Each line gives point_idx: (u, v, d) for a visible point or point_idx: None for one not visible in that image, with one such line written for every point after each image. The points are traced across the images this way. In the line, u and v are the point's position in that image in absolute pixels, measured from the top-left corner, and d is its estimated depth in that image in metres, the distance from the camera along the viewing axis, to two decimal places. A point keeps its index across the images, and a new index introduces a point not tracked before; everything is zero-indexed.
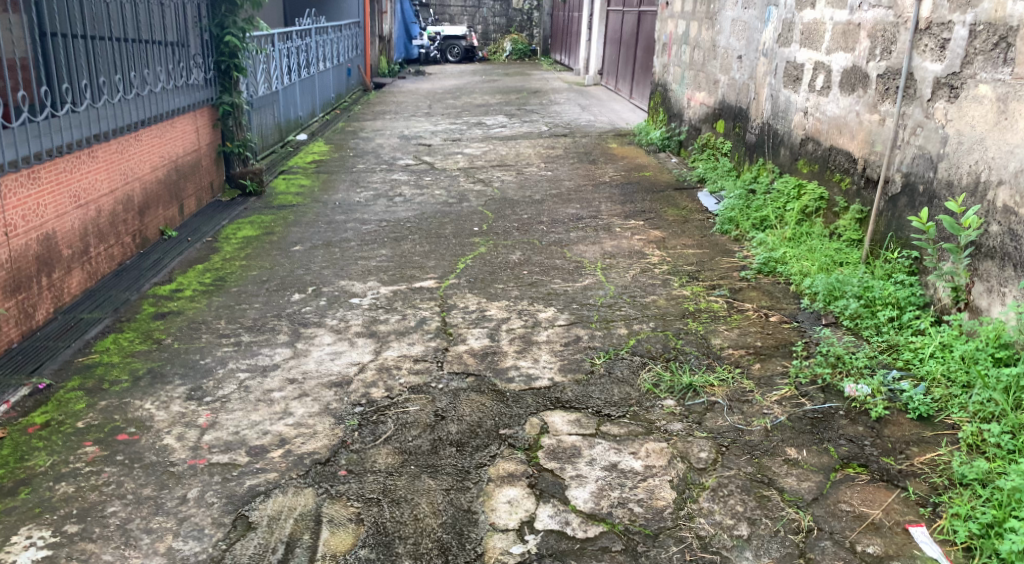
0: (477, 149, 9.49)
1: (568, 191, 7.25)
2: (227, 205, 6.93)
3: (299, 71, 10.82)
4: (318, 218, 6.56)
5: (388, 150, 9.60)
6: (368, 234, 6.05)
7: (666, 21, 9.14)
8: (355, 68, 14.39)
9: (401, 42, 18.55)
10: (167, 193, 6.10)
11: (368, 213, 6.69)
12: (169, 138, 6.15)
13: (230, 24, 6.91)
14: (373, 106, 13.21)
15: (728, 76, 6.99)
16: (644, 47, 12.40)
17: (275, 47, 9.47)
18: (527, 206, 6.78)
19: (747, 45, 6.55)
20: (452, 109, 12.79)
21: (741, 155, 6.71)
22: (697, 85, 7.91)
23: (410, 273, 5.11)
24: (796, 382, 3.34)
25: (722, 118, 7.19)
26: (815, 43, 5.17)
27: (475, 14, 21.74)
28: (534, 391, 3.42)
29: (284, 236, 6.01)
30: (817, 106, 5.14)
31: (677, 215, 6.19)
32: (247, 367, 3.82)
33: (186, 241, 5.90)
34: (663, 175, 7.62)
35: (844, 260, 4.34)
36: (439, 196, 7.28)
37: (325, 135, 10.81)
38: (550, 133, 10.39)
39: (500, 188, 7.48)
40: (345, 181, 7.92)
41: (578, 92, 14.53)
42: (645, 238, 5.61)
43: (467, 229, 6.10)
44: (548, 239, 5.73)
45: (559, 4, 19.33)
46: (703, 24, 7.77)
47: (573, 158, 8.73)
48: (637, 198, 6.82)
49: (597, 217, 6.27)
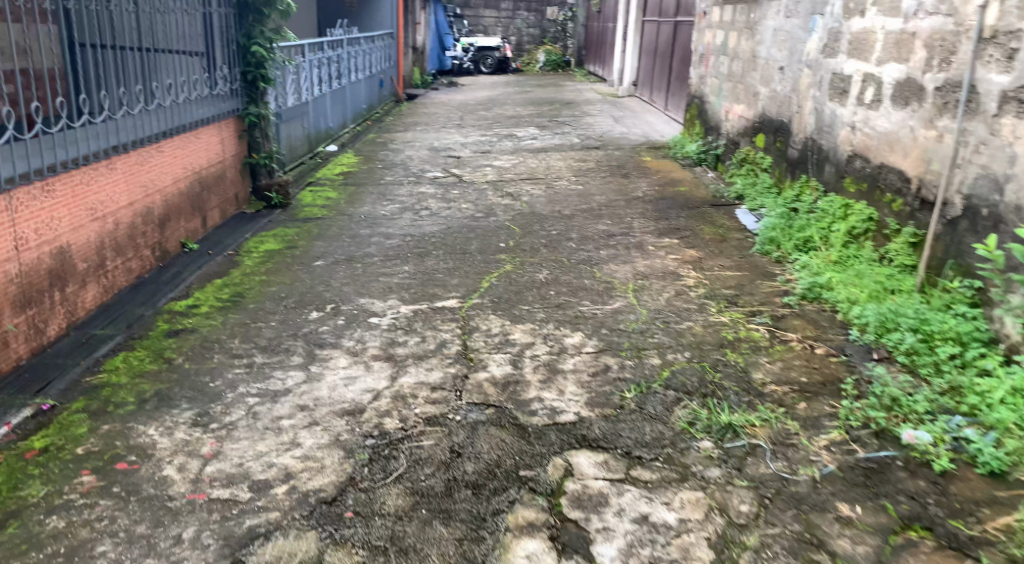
0: (506, 162, 9.29)
1: (599, 206, 7.01)
2: (252, 218, 6.79)
3: (329, 81, 10.72)
4: (342, 231, 6.38)
5: (416, 162, 9.45)
6: (391, 249, 5.86)
7: (703, 31, 8.88)
8: (387, 78, 14.29)
9: (435, 53, 18.45)
10: (189, 205, 5.96)
11: (393, 227, 6.50)
12: (192, 149, 6.01)
13: (258, 33, 6.77)
14: (404, 117, 13.10)
15: (769, 88, 6.70)
16: (680, 58, 12.14)
17: (305, 57, 9.37)
18: (557, 221, 6.55)
19: (790, 57, 6.26)
20: (483, 120, 12.63)
21: (782, 172, 6.42)
22: (736, 98, 7.63)
23: (432, 291, 4.90)
24: (846, 425, 3.09)
25: (761, 132, 6.91)
26: (865, 54, 4.89)
27: (509, 24, 21.87)
28: (559, 427, 3.19)
29: (306, 250, 5.84)
30: (866, 121, 4.84)
31: (714, 234, 5.90)
32: (257, 390, 3.60)
33: (207, 254, 5.74)
34: (699, 192, 7.33)
35: (897, 287, 4.07)
36: (466, 209, 7.08)
37: (354, 146, 10.69)
38: (582, 145, 10.15)
39: (529, 203, 7.24)
40: (372, 193, 7.76)
41: (611, 104, 14.29)
42: (681, 258, 5.33)
43: (494, 245, 5.89)
44: (577, 258, 5.49)
45: (594, 15, 19.16)
46: (743, 34, 7.49)
47: (605, 172, 8.48)
48: (672, 215, 6.53)
49: (631, 235, 6.00)
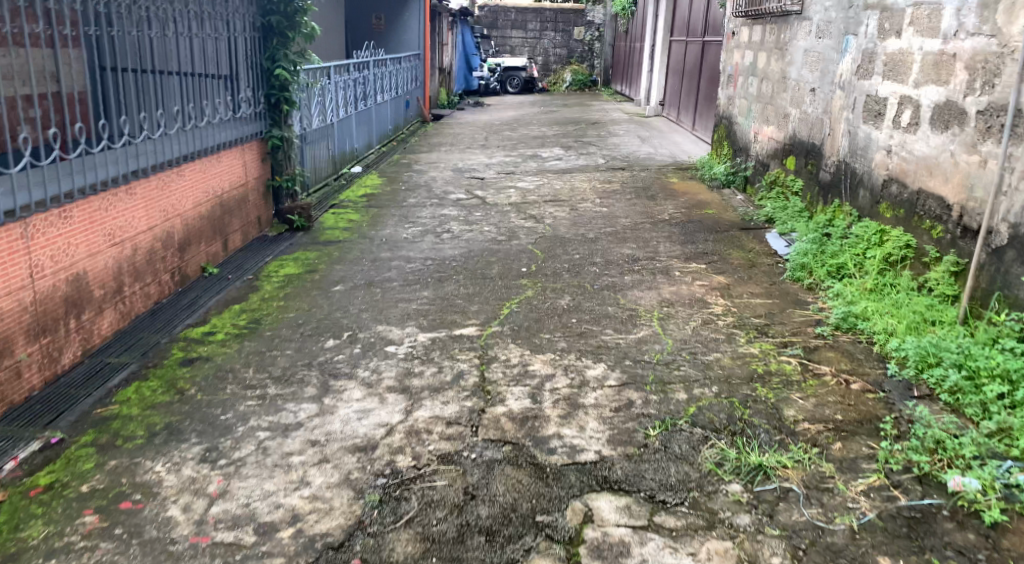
0: (531, 183, 9.18)
1: (624, 229, 6.86)
2: (274, 241, 6.74)
3: (355, 103, 10.71)
4: (363, 255, 6.31)
5: (440, 183, 9.38)
6: (411, 273, 5.77)
7: (732, 51, 8.73)
8: (414, 99, 14.29)
9: (461, 73, 18.46)
10: (210, 229, 5.88)
11: (414, 251, 6.42)
12: (213, 172, 5.95)
13: (282, 57, 6.72)
14: (429, 138, 13.06)
15: (800, 109, 6.53)
16: (707, 77, 12.00)
17: (331, 80, 9.36)
18: (580, 245, 6.41)
19: (822, 77, 6.10)
20: (508, 141, 12.56)
21: (814, 195, 6.24)
22: (766, 119, 7.47)
23: (450, 317, 4.78)
24: (886, 470, 2.92)
25: (792, 153, 6.73)
26: (901, 75, 4.75)
27: (536, 45, 21.67)
28: (579, 467, 3.05)
29: (326, 274, 5.76)
30: (904, 144, 4.69)
31: (743, 260, 5.73)
32: (269, 424, 3.50)
33: (227, 278, 5.66)
34: (728, 214, 7.16)
35: (938, 319, 3.92)
36: (488, 232, 6.97)
37: (379, 167, 10.66)
38: (608, 166, 10.01)
39: (553, 225, 7.12)
40: (394, 216, 7.68)
41: (638, 124, 14.16)
42: (709, 285, 5.16)
43: (515, 269, 5.77)
44: (601, 283, 5.35)
45: (621, 35, 19.07)
46: (773, 54, 7.33)
47: (631, 193, 8.34)
48: (699, 239, 6.37)
49: (656, 260, 5.85)
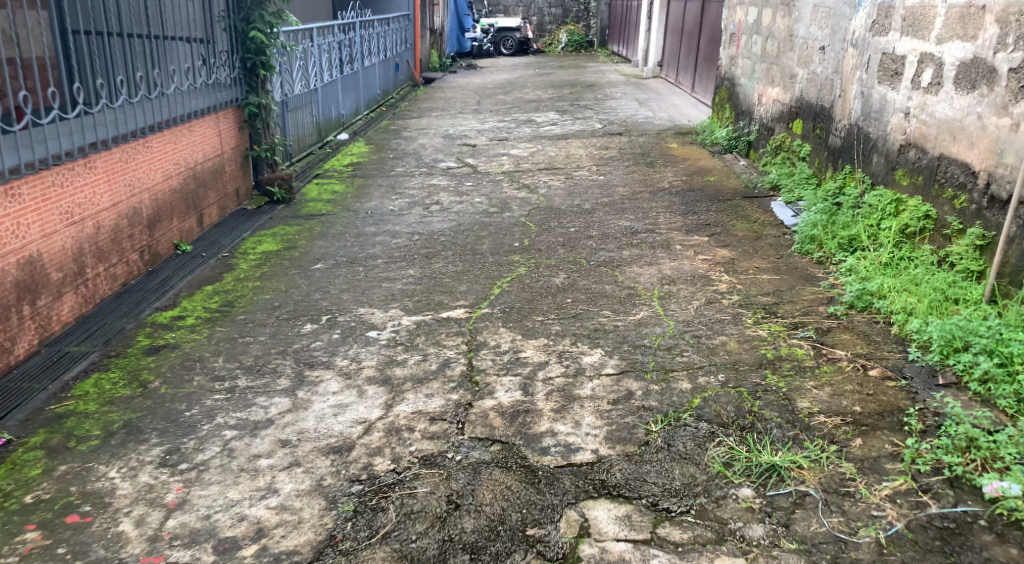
0: (524, 150, 8.85)
1: (622, 198, 6.55)
2: (253, 214, 6.42)
3: (341, 66, 10.30)
4: (347, 229, 6.01)
5: (430, 151, 9.03)
6: (397, 250, 5.47)
7: (734, 9, 8.35)
8: (404, 62, 13.85)
9: (453, 35, 17.97)
10: (182, 203, 5.55)
11: (401, 224, 6.12)
12: (185, 143, 5.59)
13: (257, 18, 6.33)
14: (420, 102, 12.65)
15: (808, 70, 6.20)
16: (707, 37, 11.57)
17: (314, 42, 8.96)
18: (576, 217, 6.11)
19: (832, 35, 5.76)
20: (502, 105, 12.17)
21: (822, 161, 5.92)
22: (770, 80, 7.12)
23: (437, 299, 4.50)
24: (913, 471, 2.65)
25: (798, 117, 6.40)
26: (922, 31, 4.47)
27: (530, 5, 21.10)
28: (574, 470, 2.78)
29: (307, 251, 5.47)
30: (923, 106, 4.43)
31: (747, 231, 5.42)
32: (237, 420, 3.21)
33: (200, 257, 5.35)
34: (730, 182, 6.84)
35: (962, 297, 3.64)
36: (478, 203, 6.66)
37: (368, 134, 10.29)
38: (604, 131, 9.67)
39: (547, 195, 6.80)
40: (381, 186, 7.36)
41: (635, 86, 13.76)
42: (713, 260, 4.87)
43: (507, 245, 5.47)
44: (597, 259, 5.07)
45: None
46: (779, 11, 6.96)
47: (628, 160, 8.01)
48: (701, 210, 6.06)
49: (656, 232, 5.55)
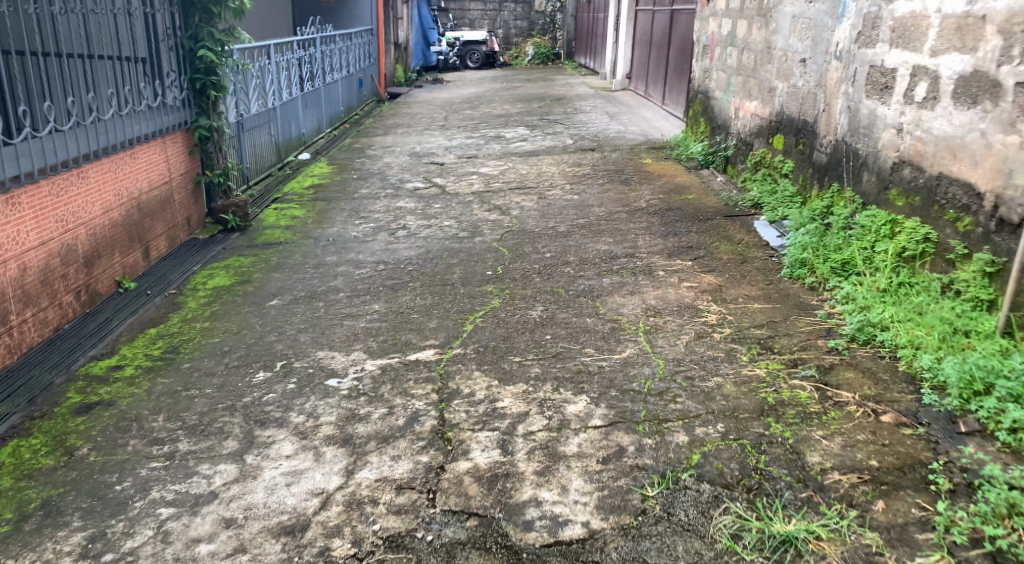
0: (494, 168, 8.52)
1: (597, 220, 6.27)
2: (205, 245, 6.01)
3: (302, 83, 9.91)
4: (306, 259, 5.62)
5: (395, 171, 8.66)
6: (360, 282, 5.09)
7: (707, 20, 8.11)
8: (368, 77, 13.47)
9: (418, 48, 17.64)
10: (126, 236, 5.14)
11: (365, 252, 5.75)
12: (128, 171, 5.19)
13: (205, 36, 5.93)
14: (385, 119, 12.28)
15: (788, 83, 5.95)
16: (677, 48, 11.34)
17: (272, 59, 8.57)
18: (550, 240, 5.80)
19: (813, 47, 5.50)
20: (470, 120, 11.85)
21: (806, 178, 5.66)
22: (747, 93, 6.87)
23: (403, 339, 4.13)
24: (948, 544, 2.39)
25: (779, 132, 6.15)
26: (914, 43, 4.21)
27: (496, 17, 20.84)
28: (563, 550, 2.50)
29: (262, 286, 5.08)
30: (918, 122, 4.16)
31: (732, 254, 5.14)
32: (175, 495, 2.87)
33: (145, 295, 4.94)
34: (710, 200, 6.56)
35: (973, 330, 3.34)
36: (447, 228, 6.30)
37: (330, 153, 9.90)
38: (576, 147, 9.39)
39: (520, 217, 6.48)
40: (344, 210, 6.97)
41: (604, 99, 13.51)
42: (699, 287, 4.57)
43: (478, 274, 5.12)
44: (576, 288, 4.74)
45: (584, 6, 18.33)
46: (755, 22, 6.71)
47: (603, 178, 7.73)
48: (681, 232, 5.78)
49: (636, 257, 5.25)
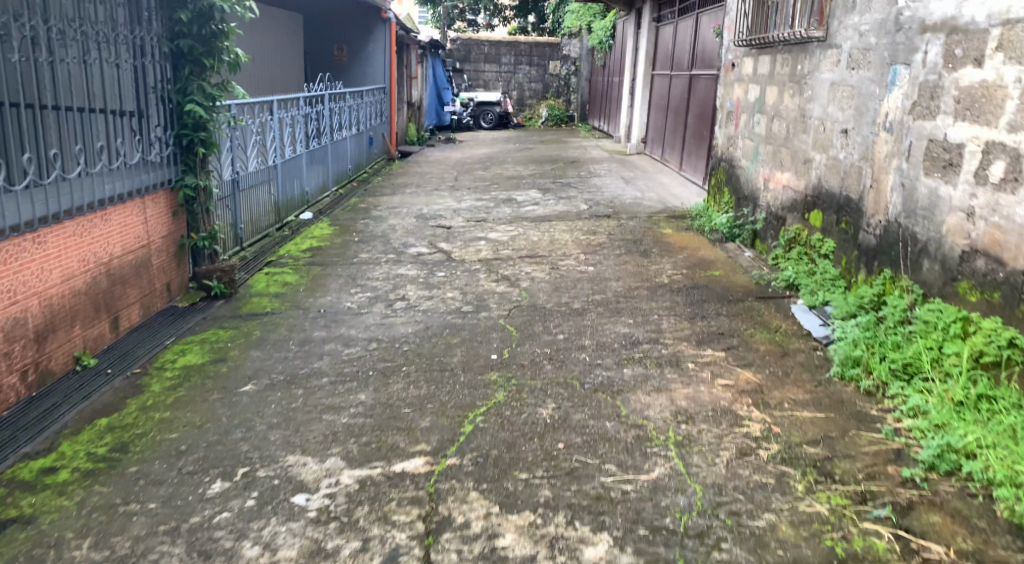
0: (503, 234, 7.98)
1: (616, 296, 5.69)
2: (183, 315, 5.45)
3: (307, 140, 9.49)
4: (291, 333, 5.05)
5: (399, 233, 8.14)
6: (348, 364, 4.50)
7: (731, 86, 7.63)
8: (378, 135, 13.08)
9: (431, 108, 17.37)
10: (90, 306, 4.59)
11: (357, 327, 5.16)
12: (96, 236, 4.64)
13: (195, 89, 5.41)
14: (395, 178, 11.85)
15: (826, 154, 5.40)
16: (695, 113, 10.92)
17: (275, 115, 8.13)
18: (563, 319, 5.21)
19: (856, 118, 4.95)
20: (481, 182, 11.39)
21: (849, 259, 5.08)
22: (779, 164, 6.34)
23: (390, 441, 3.52)
24: None
25: (816, 207, 5.60)
26: (987, 116, 3.68)
27: (510, 79, 20.63)
28: None
29: (238, 365, 4.52)
30: (995, 207, 3.61)
31: (770, 346, 4.56)
32: None
33: (104, 374, 4.35)
34: (739, 278, 6.00)
35: None
36: (450, 300, 5.73)
37: (333, 212, 9.40)
38: (591, 213, 8.86)
39: (530, 290, 5.91)
40: (340, 276, 6.42)
41: (619, 162, 13.07)
42: (736, 387, 3.96)
43: (481, 358, 4.53)
44: (593, 381, 4.14)
45: (600, 70, 18.08)
46: (786, 88, 6.17)
47: (621, 248, 7.18)
48: (710, 315, 5.19)
49: (661, 344, 4.65)
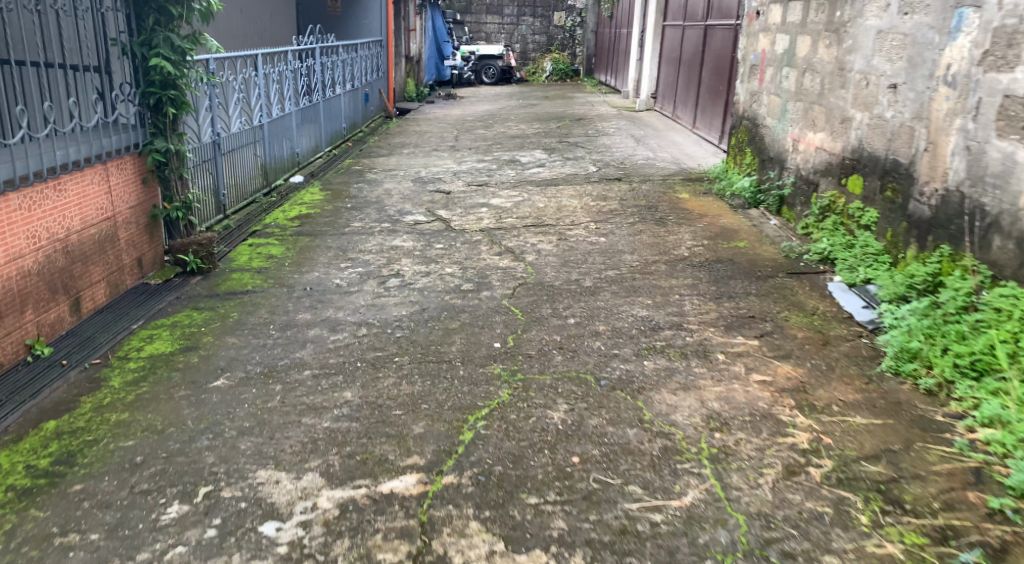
0: (506, 199, 7.42)
1: (631, 272, 5.16)
2: (154, 293, 4.90)
3: (297, 97, 8.88)
4: (273, 316, 4.55)
5: (395, 199, 7.58)
6: (332, 354, 3.99)
7: (755, 36, 7.01)
8: (374, 91, 12.44)
9: (431, 63, 16.70)
10: (44, 287, 4.07)
11: (345, 308, 4.65)
12: (47, 208, 4.10)
13: (160, 41, 4.81)
14: (391, 137, 11.24)
15: (871, 112, 4.85)
16: (710, 67, 10.27)
17: (259, 71, 7.53)
18: (574, 299, 4.69)
19: (911, 71, 4.42)
20: (483, 141, 10.79)
21: (895, 231, 4.53)
22: (810, 123, 5.77)
23: (379, 452, 3.01)
24: None
25: (856, 172, 5.05)
26: None
27: (513, 31, 19.82)
28: None
29: (210, 354, 4.00)
30: None
31: (809, 333, 4.04)
32: None
33: (58, 366, 3.84)
34: (766, 250, 5.47)
35: None
36: (449, 277, 5.20)
37: (325, 175, 8.84)
38: (600, 176, 8.30)
39: (537, 265, 5.38)
40: (330, 249, 5.90)
41: (628, 120, 12.42)
42: (776, 385, 3.45)
43: (483, 347, 4.01)
44: (610, 376, 3.62)
45: (607, 21, 17.30)
46: (821, 37, 5.57)
47: (634, 215, 6.63)
48: (738, 295, 4.66)
49: (686, 330, 4.13)
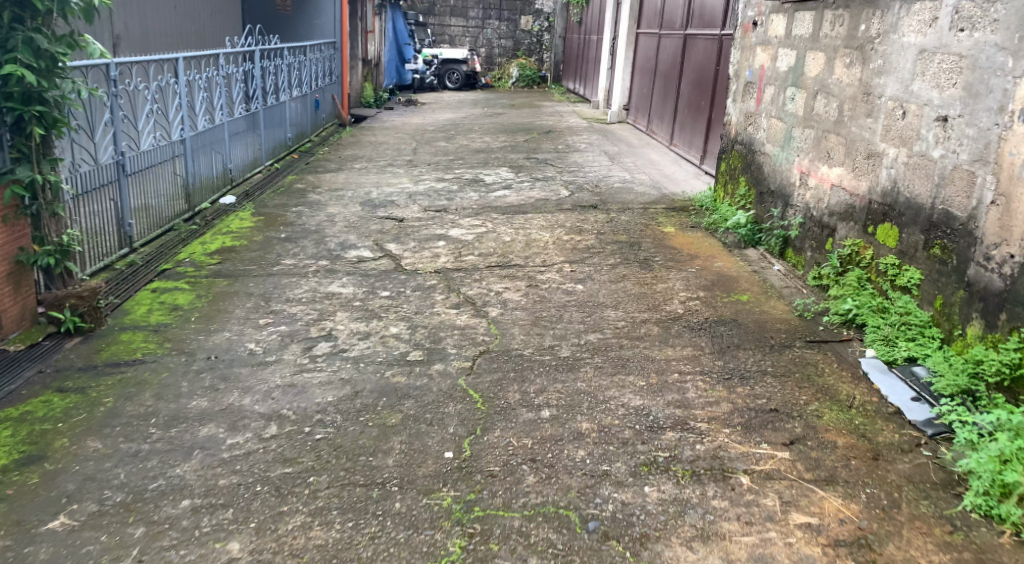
0: (467, 230, 6.44)
1: (617, 336, 4.21)
2: (11, 364, 3.85)
3: (230, 106, 7.79)
4: (158, 400, 3.51)
5: (338, 228, 6.55)
6: (224, 469, 2.97)
7: (750, 49, 6.12)
8: (326, 97, 11.38)
9: (392, 66, 15.67)
10: None
11: (256, 388, 3.63)
12: None
13: (20, 42, 3.74)
14: (343, 148, 10.19)
15: (912, 149, 3.97)
16: (690, 80, 9.41)
17: (181, 78, 6.43)
18: (548, 378, 3.72)
19: (973, 101, 3.57)
20: (443, 156, 9.79)
21: (947, 299, 3.66)
22: (824, 154, 4.88)
23: None
24: None
25: (888, 219, 4.18)
26: None
27: (478, 35, 18.81)
28: None
29: (55, 469, 2.96)
30: None
31: (852, 440, 3.12)
32: None
33: None
34: (776, 307, 4.56)
35: None
36: (392, 341, 4.19)
37: (262, 194, 7.77)
38: (574, 201, 7.35)
39: (502, 324, 4.41)
40: (252, 296, 4.87)
41: (601, 133, 11.53)
42: (826, 534, 2.60)
43: (429, 460, 3.02)
44: (599, 517, 2.68)
45: (576, 27, 16.42)
46: (839, 55, 4.69)
47: (615, 254, 5.70)
48: (752, 374, 3.73)
49: (693, 432, 3.19)
